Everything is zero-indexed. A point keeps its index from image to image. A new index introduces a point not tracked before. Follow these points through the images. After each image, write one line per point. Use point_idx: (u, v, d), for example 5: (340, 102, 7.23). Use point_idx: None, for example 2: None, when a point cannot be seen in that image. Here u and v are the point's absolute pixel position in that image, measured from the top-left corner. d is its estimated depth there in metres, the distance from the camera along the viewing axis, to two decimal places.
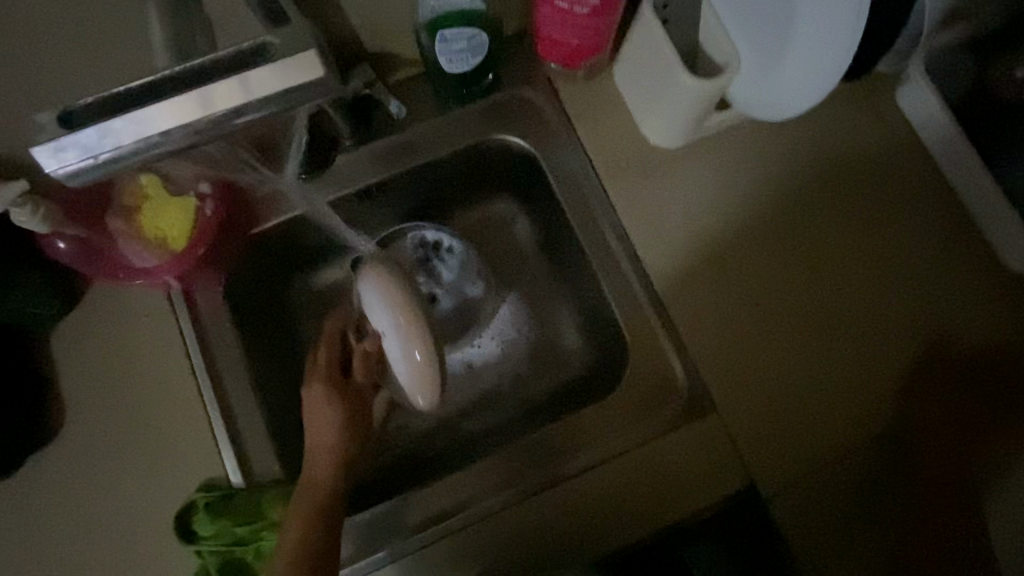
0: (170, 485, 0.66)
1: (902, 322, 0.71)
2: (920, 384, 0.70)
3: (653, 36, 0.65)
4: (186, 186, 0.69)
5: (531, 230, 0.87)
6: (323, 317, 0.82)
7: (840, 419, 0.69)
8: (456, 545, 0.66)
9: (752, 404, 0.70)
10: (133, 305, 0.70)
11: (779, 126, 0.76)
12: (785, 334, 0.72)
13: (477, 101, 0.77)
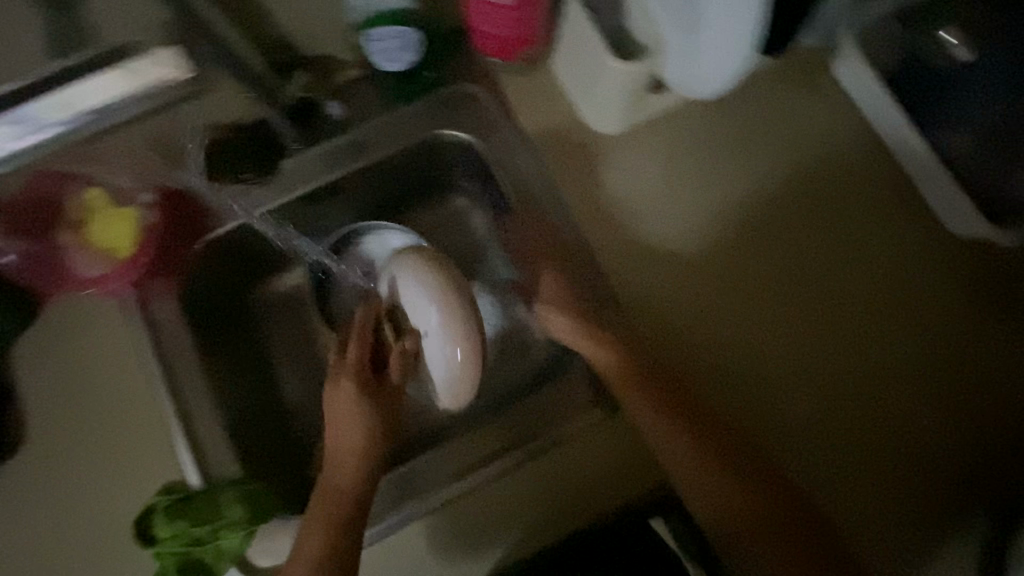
0: (131, 488, 0.68)
1: (866, 296, 0.71)
2: (889, 357, 0.70)
3: (579, 23, 0.67)
4: (129, 197, 0.72)
5: (487, 221, 0.85)
6: (280, 320, 0.82)
7: (793, 392, 0.69)
8: (413, 536, 0.67)
9: (705, 382, 0.70)
10: (88, 315, 0.72)
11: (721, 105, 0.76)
12: (750, 316, 0.71)
13: (422, 98, 0.78)
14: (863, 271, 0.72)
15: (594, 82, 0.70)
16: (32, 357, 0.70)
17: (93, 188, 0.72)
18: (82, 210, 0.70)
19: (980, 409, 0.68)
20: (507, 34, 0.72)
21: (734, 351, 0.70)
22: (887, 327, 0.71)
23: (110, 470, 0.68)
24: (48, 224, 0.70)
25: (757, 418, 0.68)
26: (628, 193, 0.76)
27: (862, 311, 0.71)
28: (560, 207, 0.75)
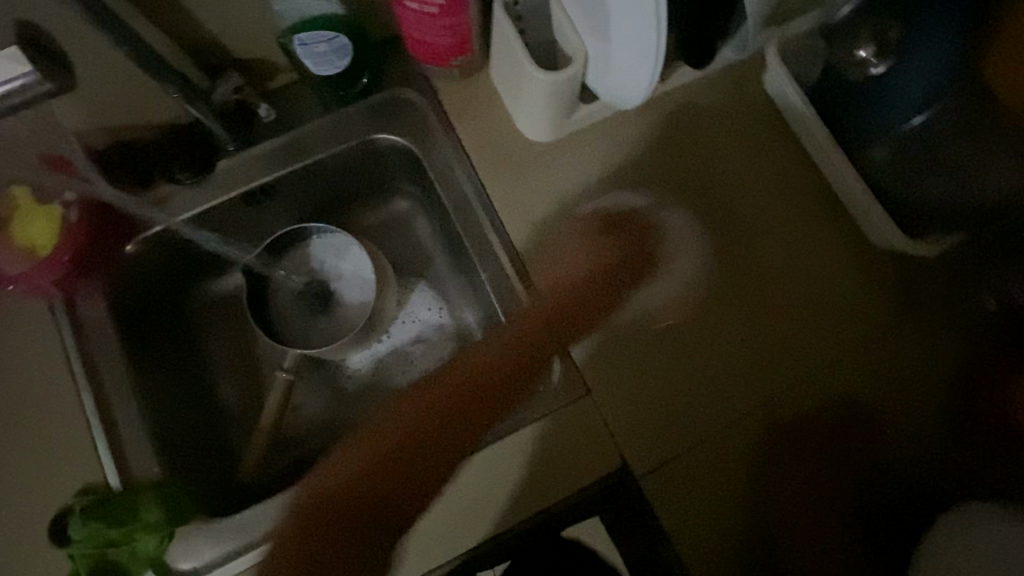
0: (44, 491, 0.66)
1: (808, 309, 0.73)
2: (829, 369, 0.71)
3: (505, 33, 0.67)
4: (53, 194, 0.71)
5: (430, 229, 0.88)
6: (226, 323, 0.85)
7: (711, 397, 0.70)
8: None
9: (626, 387, 0.71)
10: (6, 314, 0.70)
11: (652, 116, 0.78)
12: (696, 323, 0.72)
13: (357, 102, 0.78)
14: (807, 283, 0.73)
15: (523, 92, 0.71)
16: None
17: (18, 186, 0.71)
18: (7, 207, 0.70)
19: (890, 415, 0.70)
20: (436, 42, 0.72)
21: (678, 359, 0.72)
22: (828, 339, 0.72)
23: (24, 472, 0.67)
24: None
25: (696, 425, 0.70)
26: (562, 199, 0.76)
27: (804, 322, 0.72)
28: (492, 214, 0.76)
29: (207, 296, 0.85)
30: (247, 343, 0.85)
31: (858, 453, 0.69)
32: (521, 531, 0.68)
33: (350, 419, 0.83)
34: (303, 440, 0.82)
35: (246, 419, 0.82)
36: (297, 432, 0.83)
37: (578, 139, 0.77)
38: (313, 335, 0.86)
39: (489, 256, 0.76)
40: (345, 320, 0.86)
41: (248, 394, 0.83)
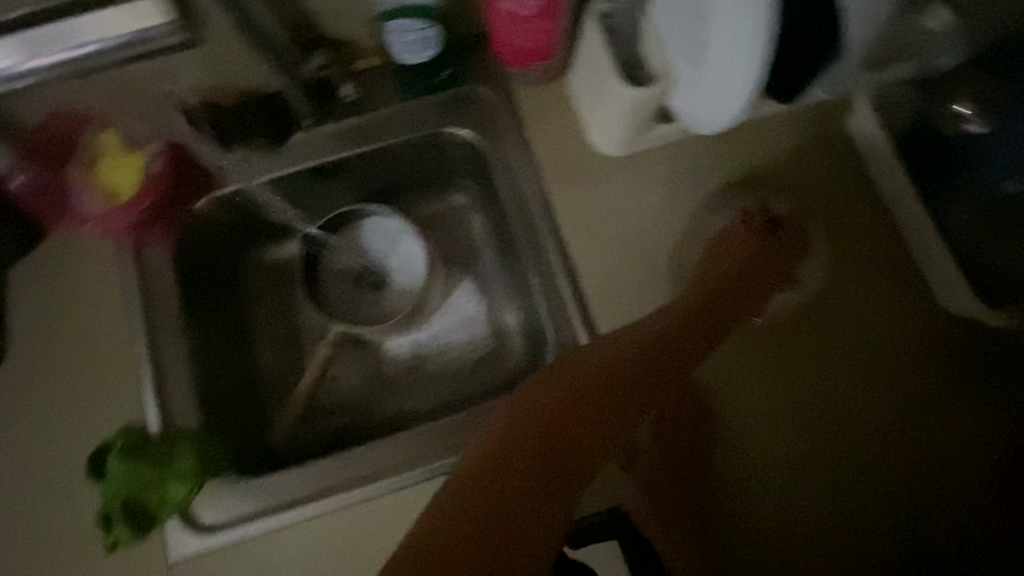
0: (95, 424, 0.70)
1: (865, 365, 0.70)
2: (878, 430, 0.68)
3: (595, 47, 0.68)
4: (138, 143, 0.74)
5: (484, 226, 0.88)
6: (277, 289, 0.87)
7: (746, 431, 0.69)
8: (354, 514, 0.68)
9: (662, 405, 0.70)
10: (85, 251, 0.74)
11: (728, 143, 0.76)
12: (746, 356, 0.71)
13: (434, 93, 0.79)
14: (869, 338, 0.71)
15: (603, 104, 0.71)
16: (26, 283, 0.74)
17: (106, 131, 0.73)
18: (93, 151, 0.72)
19: (930, 492, 0.67)
20: (523, 45, 0.72)
21: (721, 388, 0.70)
22: (881, 399, 0.69)
23: (78, 403, 0.71)
24: (55, 155, 0.72)
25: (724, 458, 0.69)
26: (623, 216, 0.76)
27: (858, 377, 0.70)
28: (553, 220, 0.76)
29: (263, 260, 0.87)
30: (293, 312, 0.87)
31: (887, 523, 0.66)
32: None
33: (379, 400, 0.84)
34: (333, 416, 0.83)
35: (282, 385, 0.84)
36: (327, 406, 0.84)
37: (648, 157, 0.76)
38: (357, 311, 0.87)
39: (544, 261, 0.76)
40: (391, 302, 0.88)
41: (287, 361, 0.85)
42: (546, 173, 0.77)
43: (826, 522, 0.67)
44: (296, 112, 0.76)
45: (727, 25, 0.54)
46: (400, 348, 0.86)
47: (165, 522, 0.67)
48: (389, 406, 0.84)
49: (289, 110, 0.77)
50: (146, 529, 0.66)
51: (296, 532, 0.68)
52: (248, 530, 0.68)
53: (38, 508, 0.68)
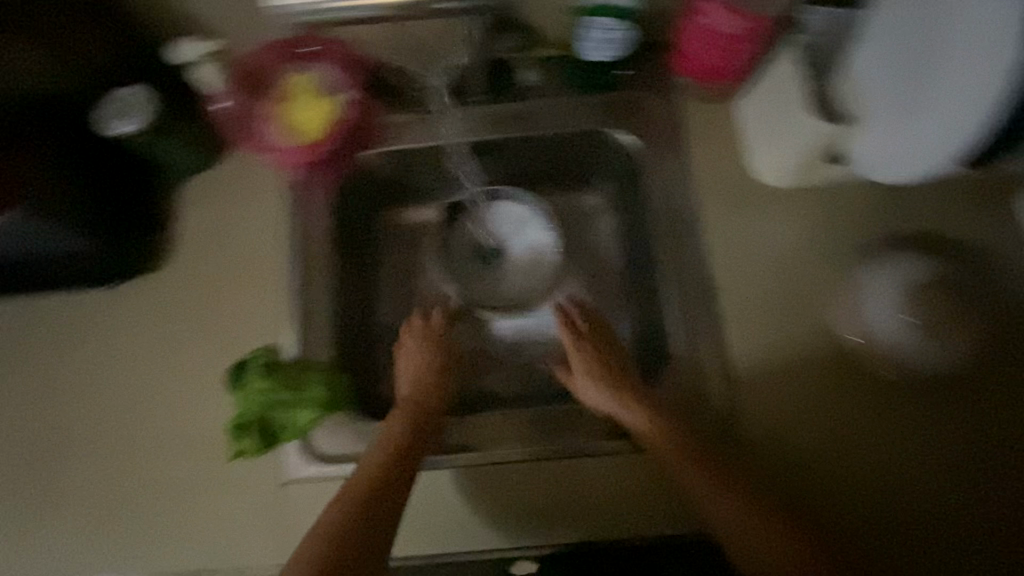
0: (238, 337, 0.75)
1: (910, 469, 0.68)
2: (870, 510, 0.67)
3: (788, 74, 0.66)
4: (331, 89, 0.74)
5: (614, 231, 0.88)
6: (405, 249, 0.90)
7: (843, 455, 0.69)
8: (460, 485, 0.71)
9: (768, 408, 0.71)
10: (258, 178, 0.80)
11: (893, 199, 0.75)
12: (839, 393, 0.71)
13: (606, 91, 0.80)
14: (933, 451, 0.68)
15: (781, 134, 0.70)
16: (197, 195, 0.79)
17: (302, 74, 0.73)
18: (285, 88, 0.73)
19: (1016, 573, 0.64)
20: (710, 61, 0.71)
21: (802, 400, 0.71)
22: (892, 496, 0.67)
23: (224, 314, 0.75)
24: (251, 87, 0.73)
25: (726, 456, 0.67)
26: (767, 250, 0.75)
27: (893, 470, 0.68)
28: (698, 238, 0.76)
29: (394, 220, 0.90)
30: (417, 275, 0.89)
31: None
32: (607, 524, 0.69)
33: (479, 379, 0.84)
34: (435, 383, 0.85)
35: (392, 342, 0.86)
36: None
37: (805, 196, 0.76)
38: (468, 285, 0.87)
39: (681, 277, 0.75)
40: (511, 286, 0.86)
41: (402, 320, 0.87)
42: (699, 190, 0.78)
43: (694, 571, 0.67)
44: (471, 85, 0.79)
45: (974, 71, 0.52)
46: (505, 329, 0.86)
47: (284, 442, 0.71)
48: (487, 386, 0.84)
49: (464, 84, 0.79)
50: (269, 445, 0.69)
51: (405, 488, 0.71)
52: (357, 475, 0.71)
53: (173, 403, 0.73)
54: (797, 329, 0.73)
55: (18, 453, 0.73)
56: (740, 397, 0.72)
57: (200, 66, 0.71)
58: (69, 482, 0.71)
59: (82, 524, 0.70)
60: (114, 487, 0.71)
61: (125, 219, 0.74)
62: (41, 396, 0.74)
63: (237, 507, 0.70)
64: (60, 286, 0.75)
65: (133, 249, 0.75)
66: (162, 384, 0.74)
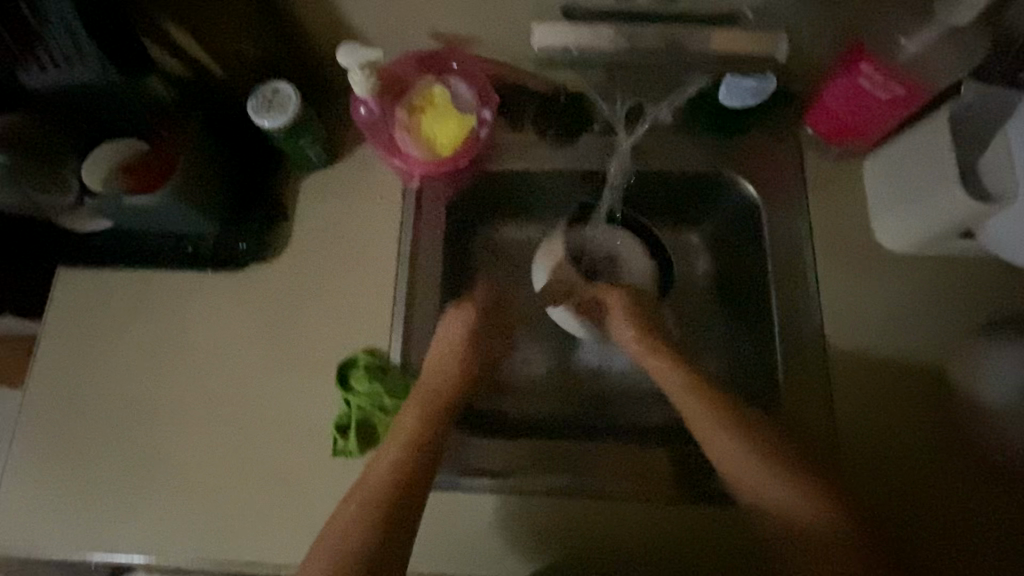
0: (344, 340, 0.75)
1: (940, 486, 0.69)
2: (889, 499, 0.69)
3: (937, 144, 0.64)
4: (468, 107, 0.75)
5: (711, 271, 0.89)
6: (499, 264, 0.89)
7: (917, 465, 0.70)
8: (522, 497, 0.70)
9: (862, 398, 0.72)
10: (375, 182, 0.80)
11: (1014, 275, 0.74)
12: (926, 408, 0.71)
13: (731, 136, 0.80)
14: (968, 481, 0.69)
15: (916, 199, 0.69)
16: (311, 191, 0.79)
17: (441, 85, 0.74)
18: (426, 99, 0.74)
19: None
20: (856, 121, 0.71)
21: (891, 398, 0.72)
22: (913, 500, 0.69)
23: (331, 314, 0.76)
24: (392, 95, 0.74)
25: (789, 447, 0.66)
26: (879, 312, 0.74)
27: (926, 481, 0.69)
28: (813, 293, 0.75)
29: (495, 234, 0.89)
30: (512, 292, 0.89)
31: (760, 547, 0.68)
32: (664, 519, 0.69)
33: (564, 403, 0.84)
34: (518, 401, 0.84)
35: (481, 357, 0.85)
36: (515, 390, 0.85)
37: (924, 265, 0.75)
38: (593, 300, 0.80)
39: (793, 331, 0.74)
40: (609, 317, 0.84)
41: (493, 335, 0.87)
42: (817, 245, 0.77)
43: (692, 522, 0.69)
44: (594, 115, 0.80)
45: None
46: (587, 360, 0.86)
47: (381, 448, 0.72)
48: (571, 411, 0.84)
49: (588, 113, 0.80)
50: (370, 448, 0.72)
51: (482, 502, 0.69)
52: None
53: (274, 396, 0.74)
54: (915, 344, 0.73)
55: (122, 425, 0.74)
56: (836, 377, 0.73)
57: (354, 72, 0.67)
58: (167, 460, 0.73)
59: (176, 504, 0.71)
60: (210, 470, 0.72)
61: (249, 205, 0.77)
62: (147, 372, 0.76)
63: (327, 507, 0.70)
64: (178, 264, 0.78)
65: (249, 234, 0.77)
66: (265, 377, 0.75)
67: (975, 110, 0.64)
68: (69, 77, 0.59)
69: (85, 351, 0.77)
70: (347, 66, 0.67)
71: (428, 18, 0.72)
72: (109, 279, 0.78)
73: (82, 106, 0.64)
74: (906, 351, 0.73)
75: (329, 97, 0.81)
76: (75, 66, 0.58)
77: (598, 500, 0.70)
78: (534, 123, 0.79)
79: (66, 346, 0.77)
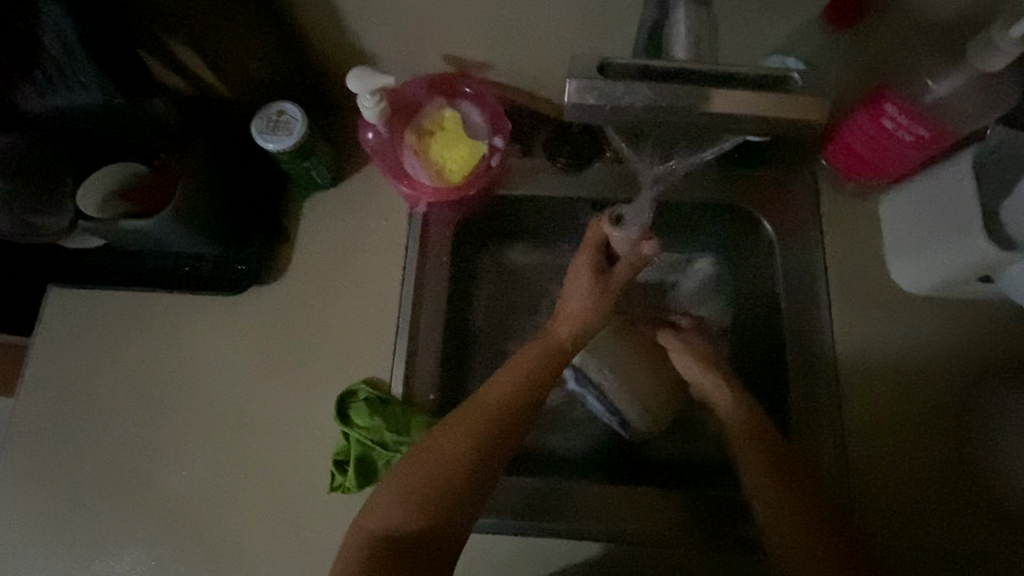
0: (343, 368, 0.73)
1: (941, 538, 0.65)
2: (888, 544, 0.65)
3: (959, 188, 0.61)
4: (480, 134, 0.72)
5: (722, 304, 0.82)
6: (501, 291, 0.84)
7: (928, 485, 0.66)
8: (514, 531, 0.67)
9: (875, 410, 0.69)
10: (380, 205, 0.77)
11: None
12: (940, 456, 0.67)
13: (746, 167, 0.77)
14: (970, 537, 0.64)
15: (936, 243, 0.65)
16: (315, 216, 0.77)
17: (452, 110, 0.72)
18: (436, 125, 0.72)
19: None
20: (876, 161, 0.68)
21: (903, 442, 0.68)
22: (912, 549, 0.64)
23: (332, 344, 0.73)
24: (402, 119, 0.73)
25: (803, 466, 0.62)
26: (902, 356, 0.70)
27: (928, 532, 0.65)
28: (829, 336, 0.71)
29: (494, 258, 0.84)
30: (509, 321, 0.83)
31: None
32: (658, 538, 0.66)
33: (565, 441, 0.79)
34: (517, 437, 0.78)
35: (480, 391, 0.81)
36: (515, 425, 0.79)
37: (942, 309, 0.71)
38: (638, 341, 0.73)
39: (806, 374, 0.70)
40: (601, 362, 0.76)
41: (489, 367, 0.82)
42: (832, 285, 0.73)
43: (671, 560, 0.66)
44: (606, 142, 0.75)
45: None
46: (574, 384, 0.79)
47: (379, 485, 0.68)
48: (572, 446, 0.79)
49: (600, 140, 0.76)
50: (369, 483, 0.68)
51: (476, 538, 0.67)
52: None
53: (269, 428, 0.71)
54: (936, 391, 0.69)
55: (107, 456, 0.71)
56: (849, 414, 0.69)
57: (363, 97, 0.66)
58: (153, 495, 0.69)
59: (161, 540, 0.68)
60: (198, 506, 0.69)
61: (249, 225, 0.75)
62: (137, 399, 0.72)
63: (320, 547, 0.67)
64: (174, 288, 0.75)
65: (248, 257, 0.75)
66: (261, 408, 0.72)
67: (998, 154, 0.62)
68: (70, 102, 0.59)
69: (73, 377, 0.73)
70: (357, 91, 0.65)
71: (443, 44, 0.70)
72: (101, 301, 0.75)
73: (79, 128, 0.63)
74: (928, 393, 0.69)
75: (337, 121, 0.80)
76: (77, 90, 0.58)
77: (595, 547, 0.66)
78: (545, 149, 0.76)
79: (53, 370, 0.74)
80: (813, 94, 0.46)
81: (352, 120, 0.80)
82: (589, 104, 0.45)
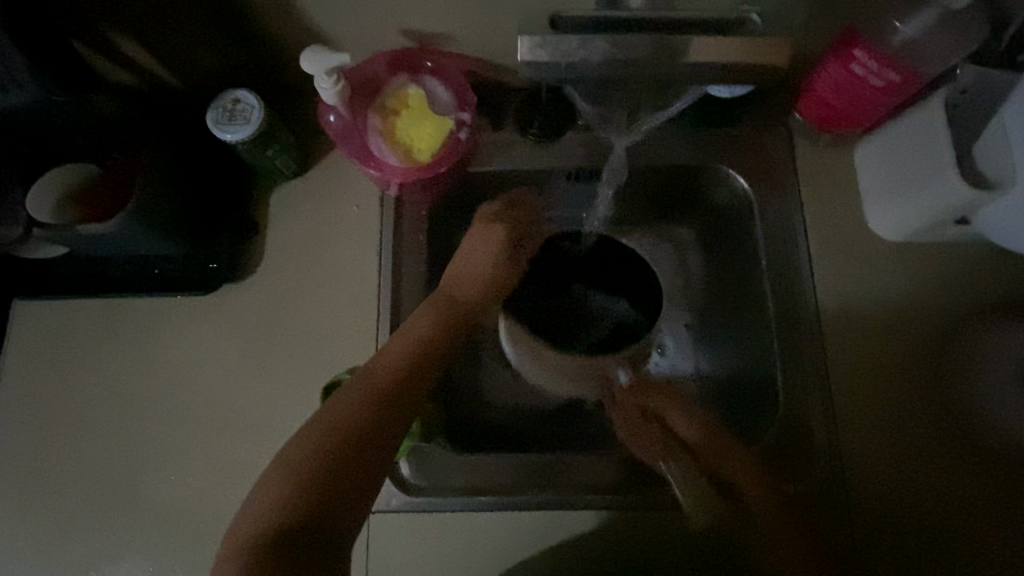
0: (326, 360, 0.71)
1: (912, 486, 0.66)
2: (864, 493, 0.66)
3: (928, 132, 0.61)
4: (446, 109, 0.70)
5: (702, 266, 0.83)
6: None
7: (887, 434, 0.67)
8: (546, 518, 0.66)
9: (839, 375, 0.69)
10: (350, 191, 0.75)
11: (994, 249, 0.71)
12: (922, 408, 0.68)
13: (720, 127, 0.75)
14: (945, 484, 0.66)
15: (912, 186, 0.65)
16: (284, 205, 0.75)
17: (415, 85, 0.70)
18: (399, 102, 0.70)
19: None
20: (848, 109, 0.67)
21: (901, 417, 0.68)
22: (888, 499, 0.65)
23: (313, 335, 0.72)
24: (364, 99, 0.70)
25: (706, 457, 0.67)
26: (876, 301, 0.70)
27: (903, 486, 0.66)
28: (812, 293, 0.71)
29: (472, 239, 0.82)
30: None
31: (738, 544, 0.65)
32: (657, 512, 0.66)
33: (556, 414, 0.80)
34: (514, 418, 0.79)
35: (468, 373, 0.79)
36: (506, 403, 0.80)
37: (915, 251, 0.71)
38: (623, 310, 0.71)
39: (792, 329, 0.70)
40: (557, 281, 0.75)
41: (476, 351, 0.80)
42: (809, 243, 0.72)
43: (672, 523, 0.66)
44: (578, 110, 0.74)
45: None
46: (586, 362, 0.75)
47: None
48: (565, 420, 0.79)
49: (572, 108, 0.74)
50: None
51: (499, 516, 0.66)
52: (421, 498, 0.67)
53: (257, 424, 0.70)
54: (916, 344, 0.69)
55: (90, 469, 0.69)
56: (834, 369, 0.69)
57: (321, 78, 0.63)
58: (143, 499, 0.68)
59: (156, 544, 0.67)
60: (189, 508, 0.68)
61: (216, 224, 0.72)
62: (117, 406, 0.71)
63: None
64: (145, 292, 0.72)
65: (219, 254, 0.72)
66: (245, 405, 0.70)
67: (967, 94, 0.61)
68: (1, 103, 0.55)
69: (49, 391, 0.71)
70: (312, 72, 0.63)
71: (397, 17, 0.67)
72: (70, 310, 0.73)
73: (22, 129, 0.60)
74: (892, 343, 0.69)
75: (299, 106, 0.77)
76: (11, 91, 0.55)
77: (606, 516, 0.66)
78: (516, 122, 0.74)
79: (27, 381, 0.72)
80: (770, 35, 0.45)
81: (312, 106, 0.77)
82: (542, 61, 0.44)
